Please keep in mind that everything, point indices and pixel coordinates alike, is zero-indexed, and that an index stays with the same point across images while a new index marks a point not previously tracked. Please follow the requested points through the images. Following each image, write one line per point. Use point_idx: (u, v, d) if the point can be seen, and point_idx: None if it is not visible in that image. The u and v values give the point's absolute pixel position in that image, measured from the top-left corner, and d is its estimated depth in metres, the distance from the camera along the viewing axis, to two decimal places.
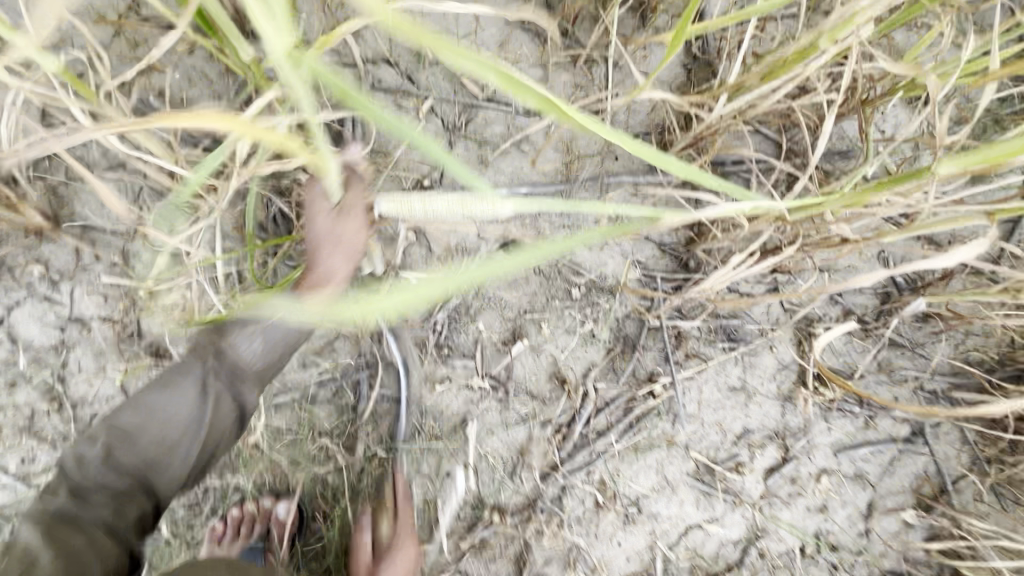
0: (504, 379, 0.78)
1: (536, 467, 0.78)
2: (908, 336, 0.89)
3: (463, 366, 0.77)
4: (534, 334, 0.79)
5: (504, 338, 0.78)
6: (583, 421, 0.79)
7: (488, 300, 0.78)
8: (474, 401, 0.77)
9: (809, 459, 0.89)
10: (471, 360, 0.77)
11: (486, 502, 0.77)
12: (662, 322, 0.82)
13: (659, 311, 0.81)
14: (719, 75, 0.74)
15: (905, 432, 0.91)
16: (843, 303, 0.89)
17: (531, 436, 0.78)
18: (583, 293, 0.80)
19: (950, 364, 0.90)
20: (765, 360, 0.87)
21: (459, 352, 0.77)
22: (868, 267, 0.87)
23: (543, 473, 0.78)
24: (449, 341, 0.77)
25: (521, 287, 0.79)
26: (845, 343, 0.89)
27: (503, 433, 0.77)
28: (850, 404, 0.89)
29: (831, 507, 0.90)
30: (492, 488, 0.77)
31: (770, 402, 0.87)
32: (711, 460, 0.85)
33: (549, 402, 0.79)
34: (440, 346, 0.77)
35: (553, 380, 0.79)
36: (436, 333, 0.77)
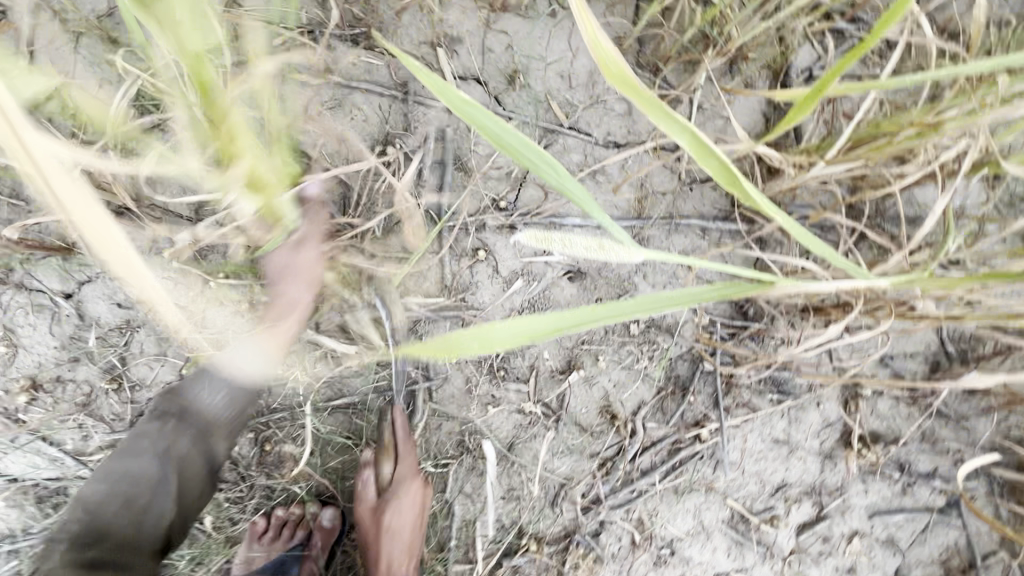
0: (555, 408, 0.78)
1: (577, 500, 0.78)
2: (954, 407, 0.89)
3: (516, 390, 0.77)
4: (589, 366, 0.79)
5: (559, 366, 0.78)
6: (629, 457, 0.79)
7: None
8: (523, 426, 0.77)
9: (843, 520, 0.89)
10: (524, 385, 0.77)
11: (525, 528, 0.78)
12: (717, 368, 0.82)
13: (715, 356, 0.81)
14: (807, 131, 0.73)
15: (941, 503, 0.90)
16: (893, 367, 0.88)
17: (576, 467, 0.78)
18: (642, 330, 0.80)
19: (992, 440, 0.89)
20: (811, 417, 0.86)
21: (513, 375, 0.77)
22: (920, 333, 0.87)
23: (584, 506, 0.78)
24: (505, 364, 0.77)
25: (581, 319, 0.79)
26: (892, 408, 0.88)
27: (549, 461, 0.78)
28: (890, 469, 0.89)
29: (859, 570, 0.89)
30: (532, 516, 0.78)
31: (812, 459, 0.87)
32: (747, 511, 0.85)
33: (596, 436, 0.79)
34: (496, 368, 0.77)
35: (602, 414, 0.79)
36: (494, 355, 0.76)
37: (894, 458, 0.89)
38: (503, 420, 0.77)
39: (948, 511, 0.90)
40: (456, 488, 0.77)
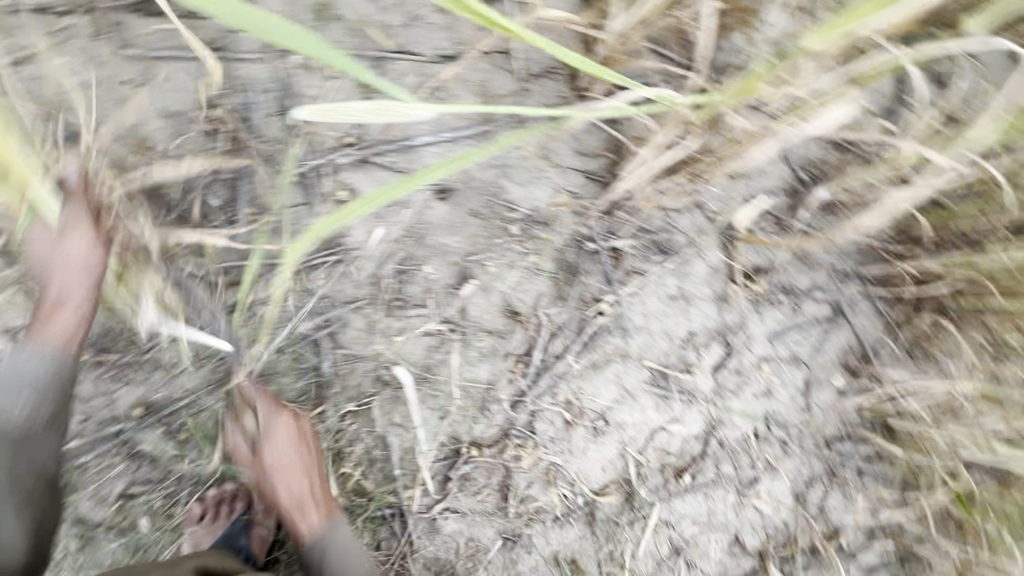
0: (459, 321, 0.81)
1: (504, 399, 0.82)
2: (818, 224, 0.97)
3: (417, 315, 0.80)
4: (481, 274, 0.82)
5: (452, 282, 0.81)
6: (541, 346, 0.84)
7: (431, 248, 0.80)
8: (434, 347, 0.80)
9: (749, 351, 0.98)
10: (424, 308, 0.80)
11: (463, 439, 0.81)
12: (599, 245, 0.87)
13: (594, 234, 0.87)
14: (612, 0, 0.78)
15: (828, 312, 1.00)
16: (759, 205, 0.95)
17: (494, 370, 0.82)
18: (521, 228, 0.84)
19: (855, 244, 0.99)
20: (698, 267, 0.94)
21: (411, 302, 0.79)
22: (773, 167, 0.95)
23: (512, 402, 0.83)
24: (401, 294, 0.79)
25: (462, 231, 0.82)
26: (765, 241, 0.97)
27: (468, 371, 0.81)
28: (777, 294, 0.98)
29: (774, 389, 0.99)
30: (466, 426, 0.81)
31: (708, 305, 0.95)
32: (664, 366, 0.92)
33: (505, 336, 0.82)
34: (392, 300, 0.79)
35: (505, 314, 0.82)
36: (386, 287, 0.79)
37: (777, 283, 0.98)
38: (414, 345, 0.80)
39: (836, 317, 1.00)
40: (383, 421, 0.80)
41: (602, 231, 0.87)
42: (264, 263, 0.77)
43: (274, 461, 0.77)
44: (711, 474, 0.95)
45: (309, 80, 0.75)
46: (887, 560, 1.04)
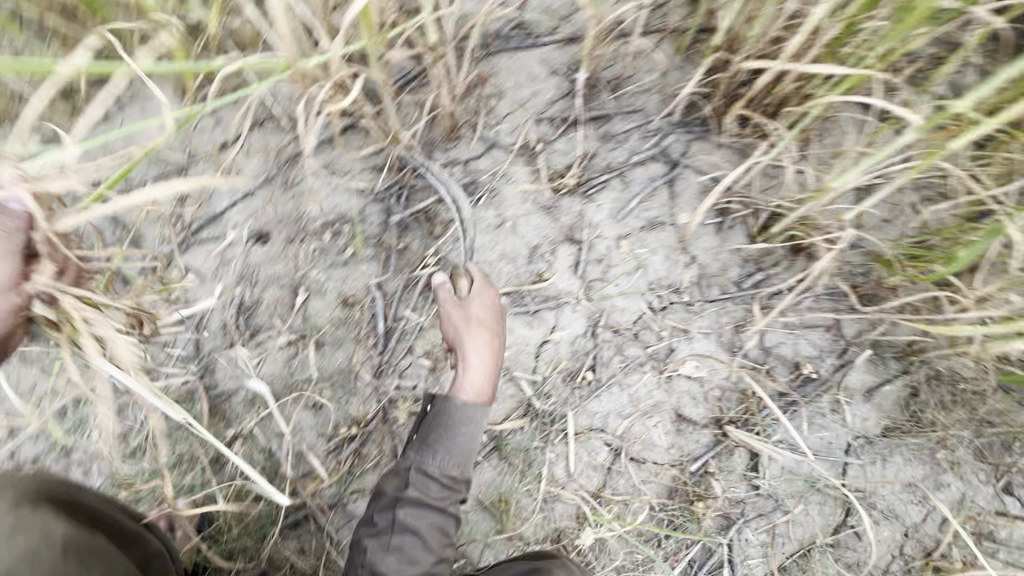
0: (304, 327, 0.91)
1: (367, 374, 0.89)
2: (608, 105, 1.05)
3: (269, 336, 0.91)
4: (311, 283, 0.93)
5: (288, 299, 0.92)
6: (382, 317, 0.91)
7: (262, 282, 0.93)
8: (292, 354, 0.90)
9: (601, 237, 0.99)
10: (273, 329, 0.91)
11: (343, 421, 0.89)
12: (404, 215, 0.97)
13: (396, 208, 0.97)
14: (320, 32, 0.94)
15: (660, 169, 1.02)
16: (547, 118, 1.06)
17: (352, 354, 0.90)
18: (328, 233, 0.95)
19: (655, 102, 1.05)
20: (510, 192, 1.00)
21: (262, 329, 0.91)
22: (545, 84, 1.07)
23: (376, 373, 0.89)
24: (251, 326, 0.92)
25: (281, 257, 0.94)
26: (567, 143, 1.04)
27: (325, 362, 0.90)
28: (600, 178, 1.01)
29: (646, 260, 0.98)
30: (344, 406, 0.89)
31: (536, 217, 0.99)
32: (517, 286, 0.95)
33: (349, 322, 0.91)
34: (245, 333, 0.91)
35: (342, 304, 0.92)
36: (236, 323, 0.92)
37: (596, 169, 1.02)
38: (273, 360, 0.91)
39: (672, 170, 1.02)
40: (273, 434, 0.90)
41: (402, 203, 0.97)
42: (140, 356, 0.93)
43: (475, 320, 0.81)
44: (618, 363, 0.92)
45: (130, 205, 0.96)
46: (869, 370, 0.92)
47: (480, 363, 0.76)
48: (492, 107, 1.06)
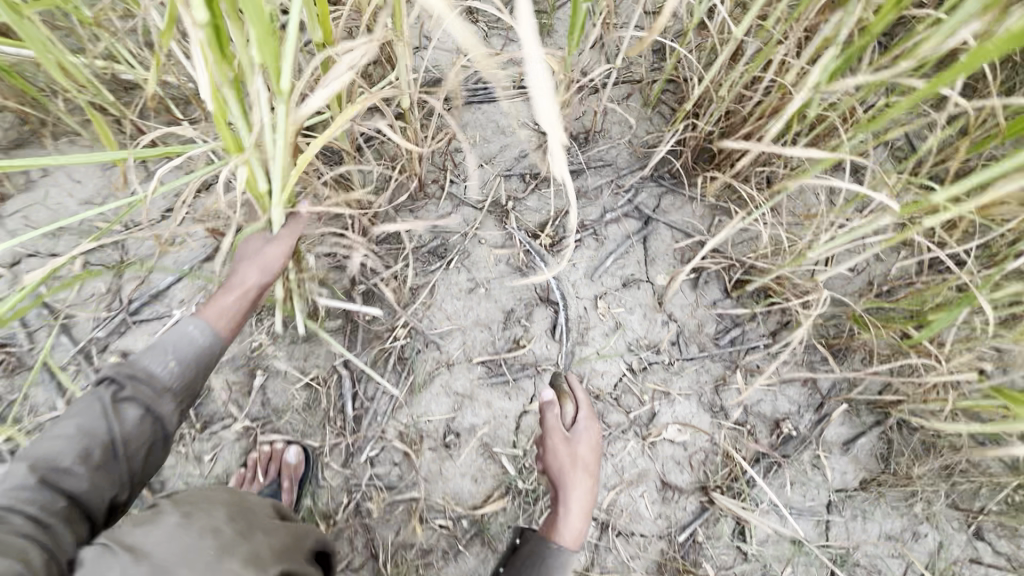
0: (263, 413, 0.83)
1: (332, 462, 0.81)
2: (578, 158, 1.03)
3: (222, 428, 0.83)
4: (267, 362, 0.85)
5: (241, 383, 0.84)
6: (349, 398, 0.84)
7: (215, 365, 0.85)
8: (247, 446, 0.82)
9: (577, 298, 0.96)
10: (227, 419, 0.83)
11: (314, 513, 0.82)
12: (371, 282, 0.91)
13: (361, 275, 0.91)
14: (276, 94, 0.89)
15: (634, 225, 1.00)
16: (517, 172, 1.03)
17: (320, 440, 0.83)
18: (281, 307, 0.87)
19: (626, 154, 1.03)
20: (481, 252, 0.96)
21: (212, 420, 0.83)
22: (514, 137, 1.04)
23: (343, 460, 0.81)
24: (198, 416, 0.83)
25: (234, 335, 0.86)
26: (539, 199, 1.01)
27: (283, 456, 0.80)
28: (574, 236, 0.99)
29: (625, 320, 0.96)
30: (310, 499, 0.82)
31: (510, 278, 0.96)
32: (494, 354, 0.91)
33: (312, 406, 0.84)
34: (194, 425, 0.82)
35: (303, 385, 0.84)
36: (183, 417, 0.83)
37: (569, 226, 0.99)
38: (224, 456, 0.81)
39: (644, 225, 1.01)
40: None
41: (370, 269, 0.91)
42: None
43: (580, 464, 0.78)
44: (601, 432, 0.89)
45: (60, 285, 0.88)
46: (846, 424, 0.93)
47: (582, 509, 0.75)
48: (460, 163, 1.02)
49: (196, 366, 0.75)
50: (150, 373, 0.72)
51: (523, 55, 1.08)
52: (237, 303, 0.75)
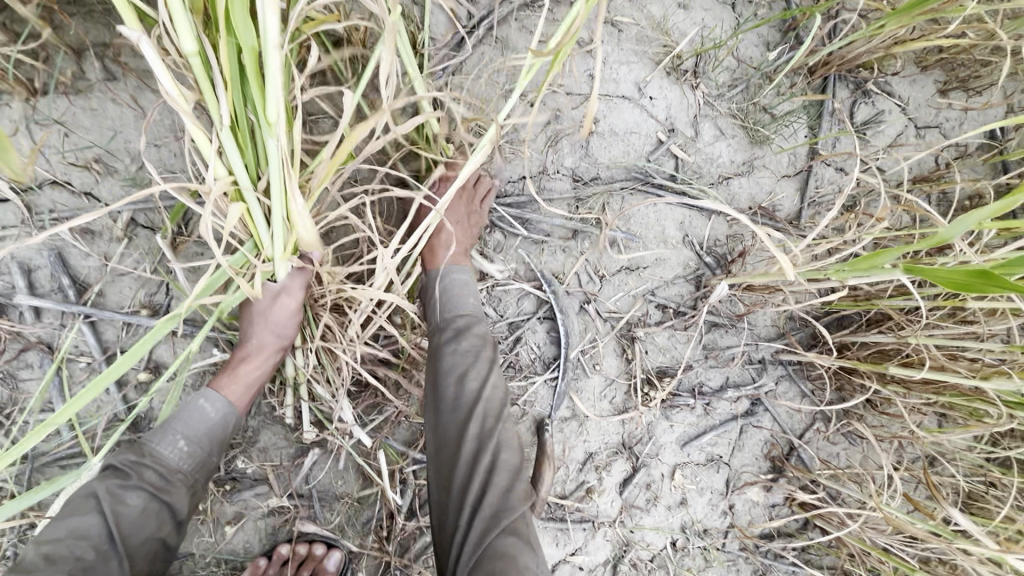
0: (305, 491, 0.76)
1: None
2: (725, 313, 0.90)
3: (256, 494, 0.75)
4: (327, 440, 0.76)
5: (295, 453, 0.75)
6: (406, 510, 0.76)
7: (267, 418, 0.75)
8: (281, 518, 0.76)
9: (659, 461, 0.89)
10: (264, 484, 0.75)
11: None
12: None
13: None
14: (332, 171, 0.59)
15: (744, 406, 0.92)
16: (658, 300, 0.89)
17: (361, 544, 0.77)
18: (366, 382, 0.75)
19: (773, 328, 0.91)
20: (591, 381, 0.86)
21: (248, 481, 0.75)
22: (673, 256, 0.89)
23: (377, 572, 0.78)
24: (235, 473, 0.75)
25: (291, 402, 0.74)
26: (669, 339, 0.89)
27: (316, 534, 0.76)
28: (686, 397, 0.89)
29: (690, 499, 0.91)
30: None
31: (608, 420, 0.86)
32: (560, 495, 0.85)
33: (362, 500, 0.77)
34: (223, 483, 0.75)
35: (361, 476, 0.77)
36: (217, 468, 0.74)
37: (685, 384, 0.90)
38: (252, 526, 0.76)
39: (752, 411, 0.92)
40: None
41: None
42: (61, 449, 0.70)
43: None
44: None
45: (97, 246, 0.65)
46: None
47: None
48: (605, 261, 0.87)
49: (207, 446, 0.68)
50: (159, 436, 0.66)
51: (725, 160, 0.92)
52: (291, 314, 0.66)
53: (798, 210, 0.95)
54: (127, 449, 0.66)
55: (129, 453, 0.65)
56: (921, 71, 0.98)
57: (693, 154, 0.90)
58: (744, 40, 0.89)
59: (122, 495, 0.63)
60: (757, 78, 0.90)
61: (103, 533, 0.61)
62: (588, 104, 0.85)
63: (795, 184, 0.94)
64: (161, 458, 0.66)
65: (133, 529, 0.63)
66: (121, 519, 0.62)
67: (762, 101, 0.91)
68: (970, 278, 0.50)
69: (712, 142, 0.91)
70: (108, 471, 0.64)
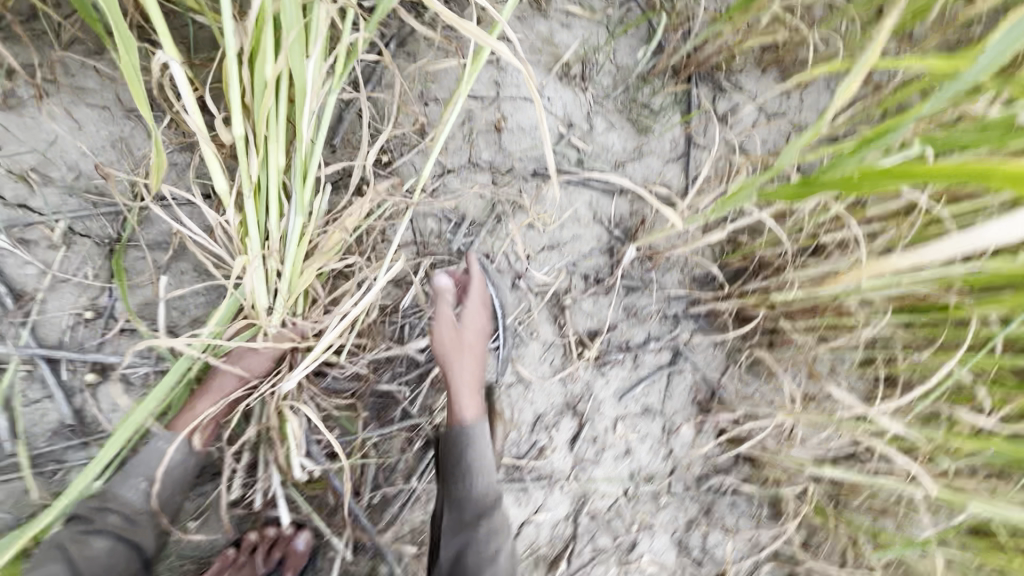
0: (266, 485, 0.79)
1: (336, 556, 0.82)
2: (637, 276, 1.02)
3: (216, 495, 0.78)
4: None
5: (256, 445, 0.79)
6: (370, 484, 0.82)
7: None
8: (244, 516, 0.79)
9: (601, 415, 0.98)
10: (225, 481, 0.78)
11: None
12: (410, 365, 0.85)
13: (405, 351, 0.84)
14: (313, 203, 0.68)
15: (667, 357, 1.04)
16: (580, 271, 1.00)
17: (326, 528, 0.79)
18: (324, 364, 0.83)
19: (680, 286, 1.04)
20: (531, 348, 0.94)
21: (204, 481, 0.78)
22: (587, 231, 1.01)
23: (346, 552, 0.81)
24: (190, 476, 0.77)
25: None
26: (594, 304, 1.00)
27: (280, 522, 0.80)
28: (616, 354, 1.00)
29: (634, 447, 1.00)
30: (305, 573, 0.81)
31: (550, 382, 0.95)
32: (515, 457, 0.92)
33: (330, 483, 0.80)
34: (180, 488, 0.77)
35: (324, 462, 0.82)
36: None
37: (614, 343, 1.00)
38: (213, 526, 0.78)
39: (674, 360, 1.04)
40: None
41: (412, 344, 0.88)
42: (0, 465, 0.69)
43: None
44: (588, 552, 0.95)
45: (35, 255, 0.68)
46: None
47: None
48: (528, 241, 0.98)
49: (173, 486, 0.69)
50: (128, 480, 0.67)
51: (619, 148, 1.07)
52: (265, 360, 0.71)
53: (686, 185, 1.11)
54: (100, 494, 0.67)
55: (102, 498, 0.66)
56: (761, 70, 1.21)
57: (591, 145, 1.05)
58: (618, 50, 1.07)
59: (86, 540, 0.64)
60: (634, 79, 1.08)
61: None
62: (498, 105, 0.96)
63: (679, 165, 1.11)
64: (128, 502, 0.67)
65: (101, 574, 0.64)
66: (88, 568, 0.63)
67: (641, 99, 1.09)
68: (801, 189, 0.64)
69: (605, 133, 1.06)
70: (74, 520, 0.65)
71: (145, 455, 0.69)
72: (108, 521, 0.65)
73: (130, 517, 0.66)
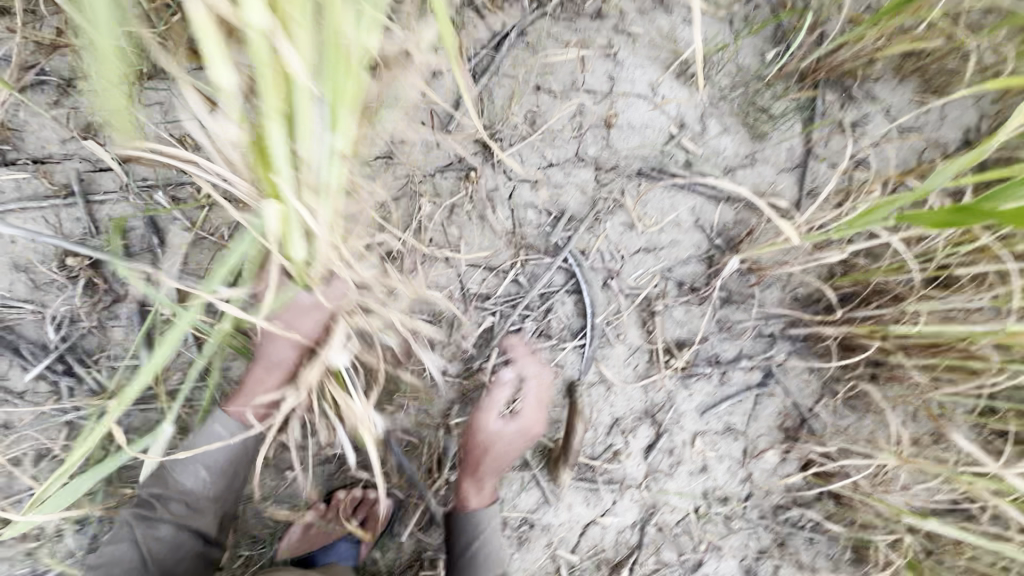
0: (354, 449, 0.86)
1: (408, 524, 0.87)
2: (735, 289, 0.98)
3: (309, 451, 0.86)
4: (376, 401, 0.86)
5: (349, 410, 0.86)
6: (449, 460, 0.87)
7: None
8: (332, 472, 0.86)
9: (680, 428, 0.95)
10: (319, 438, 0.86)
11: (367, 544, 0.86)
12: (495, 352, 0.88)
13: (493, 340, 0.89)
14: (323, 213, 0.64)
15: (757, 377, 0.99)
16: (674, 277, 0.97)
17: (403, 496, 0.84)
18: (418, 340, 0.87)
19: (781, 304, 0.98)
20: (616, 350, 0.93)
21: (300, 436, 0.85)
22: (688, 237, 0.97)
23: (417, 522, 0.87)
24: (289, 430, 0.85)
25: None
26: (685, 313, 0.96)
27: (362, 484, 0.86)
28: (703, 368, 0.96)
29: (711, 465, 0.96)
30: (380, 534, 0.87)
31: (632, 387, 0.93)
32: (589, 458, 0.91)
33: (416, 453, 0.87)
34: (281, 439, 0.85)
35: (406, 436, 0.86)
36: None
37: (702, 356, 0.96)
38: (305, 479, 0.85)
39: (765, 382, 0.99)
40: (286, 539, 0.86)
41: (501, 331, 0.89)
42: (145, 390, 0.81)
43: None
44: (651, 563, 0.94)
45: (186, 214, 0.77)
46: None
47: None
48: (625, 240, 0.95)
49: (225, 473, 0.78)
50: (173, 474, 0.77)
51: (731, 153, 1.02)
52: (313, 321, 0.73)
53: (798, 198, 1.04)
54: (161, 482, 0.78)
55: (160, 486, 0.77)
56: (901, 77, 1.09)
57: (703, 147, 1.00)
58: (742, 50, 1.01)
59: (152, 524, 0.75)
60: (755, 81, 1.02)
61: (138, 556, 0.74)
62: (610, 101, 0.95)
63: (794, 176, 1.04)
64: (185, 490, 0.77)
65: (168, 555, 0.76)
66: (152, 548, 0.75)
67: (761, 102, 1.02)
68: (950, 217, 0.58)
69: (718, 136, 1.01)
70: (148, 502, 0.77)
71: (178, 456, 0.77)
72: (168, 507, 0.76)
73: (185, 506, 0.77)
